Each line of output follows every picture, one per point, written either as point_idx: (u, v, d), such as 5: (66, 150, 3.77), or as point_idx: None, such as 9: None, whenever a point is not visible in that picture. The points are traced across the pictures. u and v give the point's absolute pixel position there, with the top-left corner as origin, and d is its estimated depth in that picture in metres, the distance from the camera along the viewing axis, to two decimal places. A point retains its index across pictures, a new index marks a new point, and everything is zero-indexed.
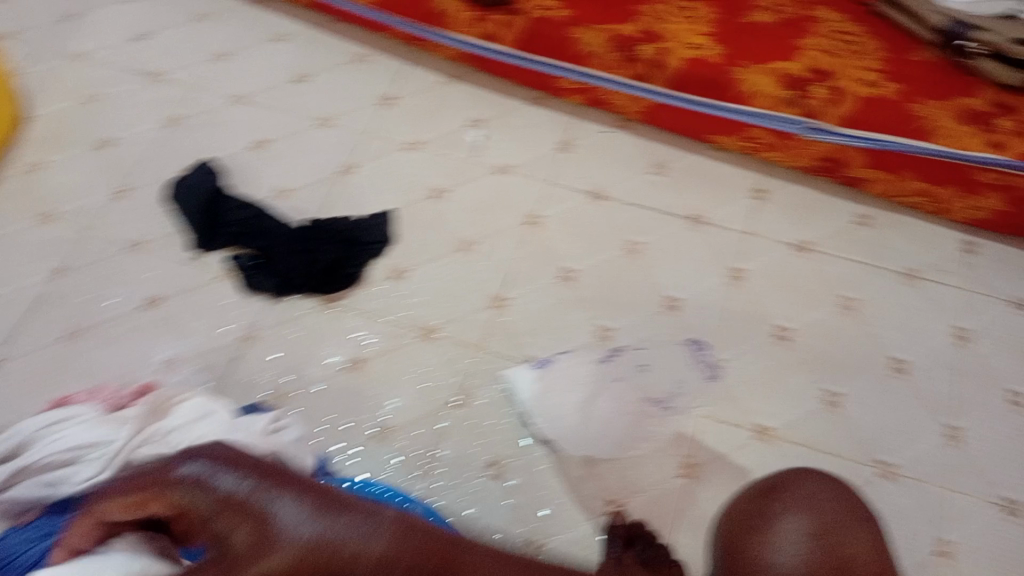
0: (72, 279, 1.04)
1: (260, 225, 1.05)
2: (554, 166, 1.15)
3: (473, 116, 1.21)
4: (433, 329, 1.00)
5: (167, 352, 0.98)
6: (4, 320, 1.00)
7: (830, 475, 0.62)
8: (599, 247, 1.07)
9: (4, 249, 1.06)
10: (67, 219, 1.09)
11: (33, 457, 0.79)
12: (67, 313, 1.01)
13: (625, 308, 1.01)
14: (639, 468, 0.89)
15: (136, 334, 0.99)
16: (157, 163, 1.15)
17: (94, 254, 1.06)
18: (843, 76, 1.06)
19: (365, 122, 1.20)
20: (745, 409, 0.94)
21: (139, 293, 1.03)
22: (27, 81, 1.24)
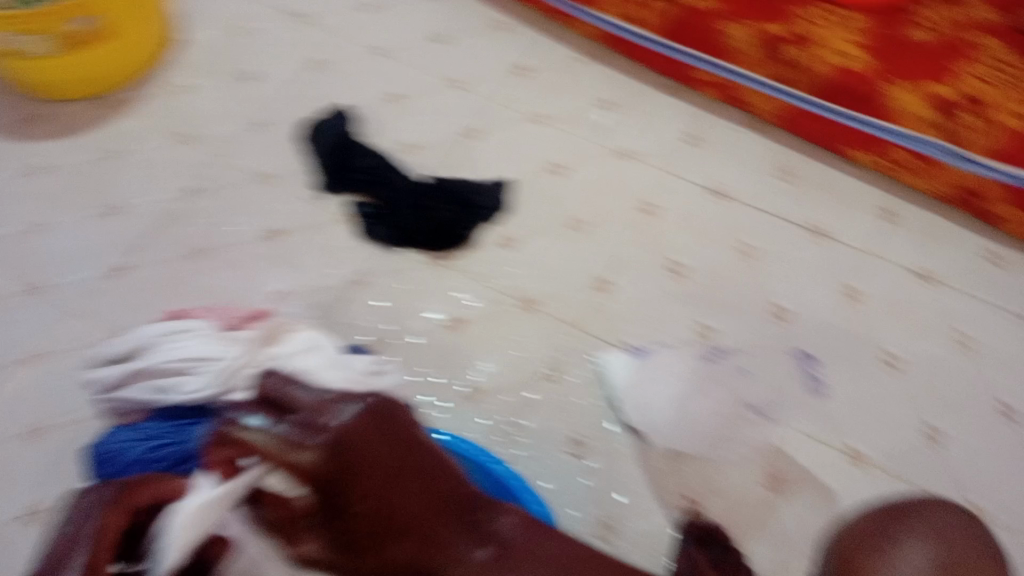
0: (198, 201, 1.09)
1: (386, 175, 1.08)
2: (676, 158, 1.14)
3: (600, 97, 1.20)
4: (533, 301, 1.00)
5: (276, 284, 1.01)
6: (132, 233, 1.06)
7: (968, 513, 0.62)
8: (712, 247, 1.05)
9: (140, 164, 1.12)
10: (201, 144, 1.14)
11: (146, 365, 0.84)
12: (190, 232, 1.06)
13: (730, 310, 0.99)
14: (721, 470, 0.88)
15: (249, 263, 1.03)
16: (290, 102, 1.19)
17: (220, 181, 1.11)
18: (1005, 103, 0.97)
19: (493, 89, 1.20)
20: (841, 430, 0.91)
21: (257, 223, 1.07)
22: (181, 10, 1.30)
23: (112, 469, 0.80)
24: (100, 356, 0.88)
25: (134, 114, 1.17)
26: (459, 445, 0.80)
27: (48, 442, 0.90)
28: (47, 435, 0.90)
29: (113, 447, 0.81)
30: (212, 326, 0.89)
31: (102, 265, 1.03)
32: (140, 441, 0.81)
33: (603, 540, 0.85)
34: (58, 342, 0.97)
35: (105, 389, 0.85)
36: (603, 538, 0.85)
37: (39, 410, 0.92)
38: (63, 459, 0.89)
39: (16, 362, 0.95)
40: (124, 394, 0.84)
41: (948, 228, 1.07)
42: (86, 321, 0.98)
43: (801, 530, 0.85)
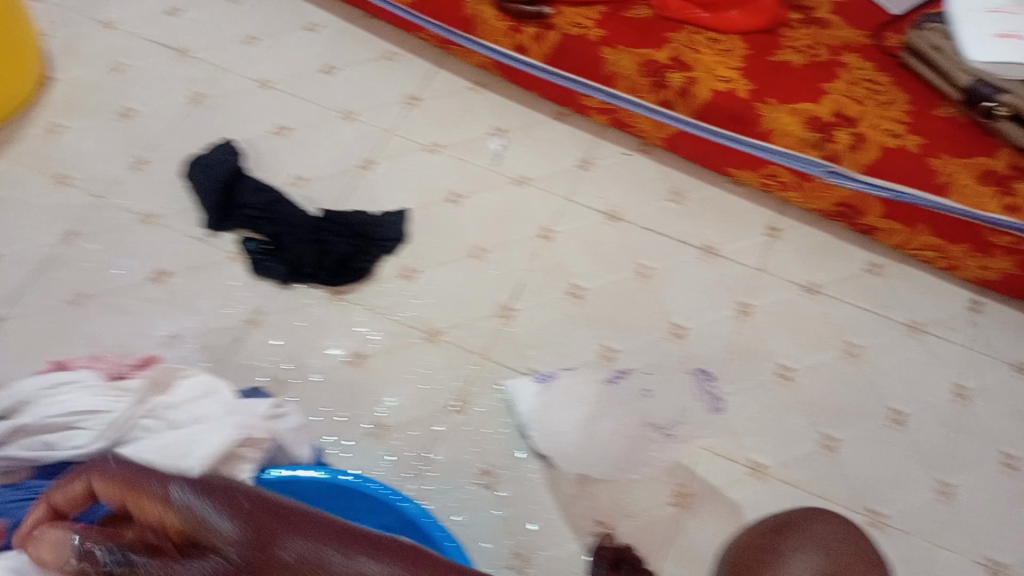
0: (82, 244, 1.04)
1: (275, 210, 1.05)
2: (573, 183, 1.15)
3: (496, 124, 1.21)
4: (439, 332, 1.00)
5: (167, 326, 0.98)
6: (10, 280, 1.00)
7: (844, 518, 0.66)
8: (610, 270, 1.07)
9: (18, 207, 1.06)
10: (82, 184, 1.09)
11: (29, 421, 0.78)
12: (73, 278, 1.01)
13: (631, 332, 1.01)
14: (631, 492, 0.89)
15: (139, 306, 0.99)
16: (178, 138, 1.15)
17: (105, 223, 1.06)
18: (872, 125, 1.06)
19: (388, 119, 1.20)
20: (742, 444, 0.94)
21: (144, 266, 1.02)
22: (54, 44, 1.24)
23: None
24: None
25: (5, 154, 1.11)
26: (371, 489, 0.78)
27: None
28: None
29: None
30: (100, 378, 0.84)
31: None
32: (26, 500, 0.75)
33: (519, 570, 0.85)
34: None
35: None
36: (518, 567, 0.85)
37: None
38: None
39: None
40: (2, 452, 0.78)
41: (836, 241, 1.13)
42: None
43: (712, 544, 0.87)
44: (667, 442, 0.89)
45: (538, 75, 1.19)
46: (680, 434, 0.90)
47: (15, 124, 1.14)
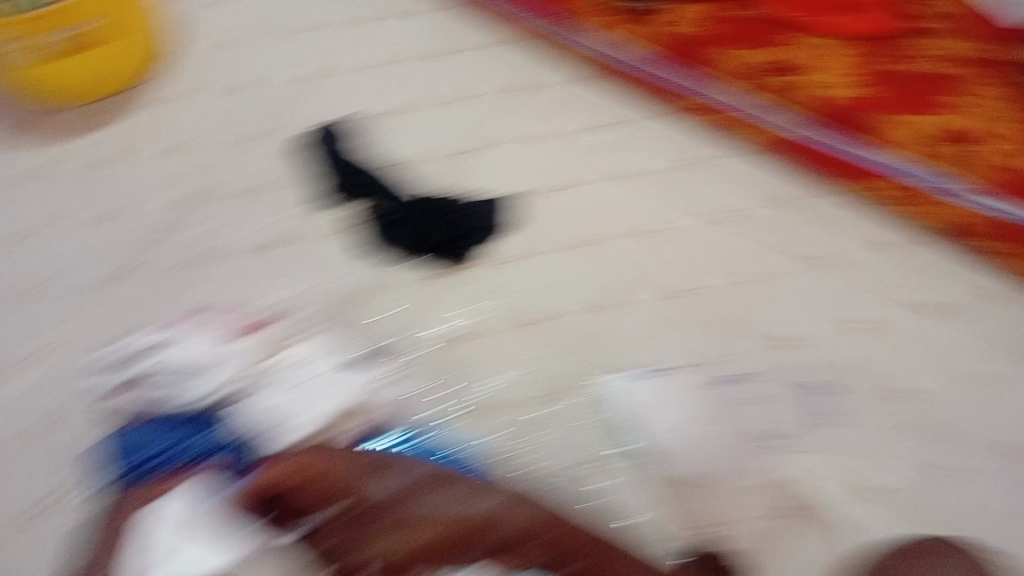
0: (189, 213, 1.09)
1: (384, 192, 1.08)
2: (666, 184, 1.11)
3: (591, 121, 1.18)
4: (533, 321, 1.00)
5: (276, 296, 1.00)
6: (118, 245, 1.06)
7: None
8: (703, 273, 1.02)
9: (116, 178, 1.13)
10: (194, 157, 1.14)
11: (155, 367, 0.86)
12: (178, 244, 1.06)
13: (721, 337, 0.97)
14: (717, 499, 0.85)
15: (244, 273, 1.02)
16: (301, 114, 1.19)
17: (214, 195, 1.11)
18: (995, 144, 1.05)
19: (488, 112, 1.20)
20: (842, 465, 0.88)
21: (255, 237, 1.06)
22: (198, 29, 1.34)
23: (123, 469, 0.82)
24: (116, 355, 0.91)
25: (117, 129, 1.19)
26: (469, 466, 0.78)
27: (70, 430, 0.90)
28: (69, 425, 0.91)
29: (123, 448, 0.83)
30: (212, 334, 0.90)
31: (96, 275, 1.03)
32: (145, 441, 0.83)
33: None
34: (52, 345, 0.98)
35: (113, 390, 0.87)
36: None
37: (54, 401, 0.93)
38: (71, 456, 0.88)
39: (35, 354, 0.97)
40: (123, 399, 0.86)
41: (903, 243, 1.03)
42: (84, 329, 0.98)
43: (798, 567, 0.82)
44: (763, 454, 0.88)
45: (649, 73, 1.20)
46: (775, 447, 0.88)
47: (125, 100, 1.23)
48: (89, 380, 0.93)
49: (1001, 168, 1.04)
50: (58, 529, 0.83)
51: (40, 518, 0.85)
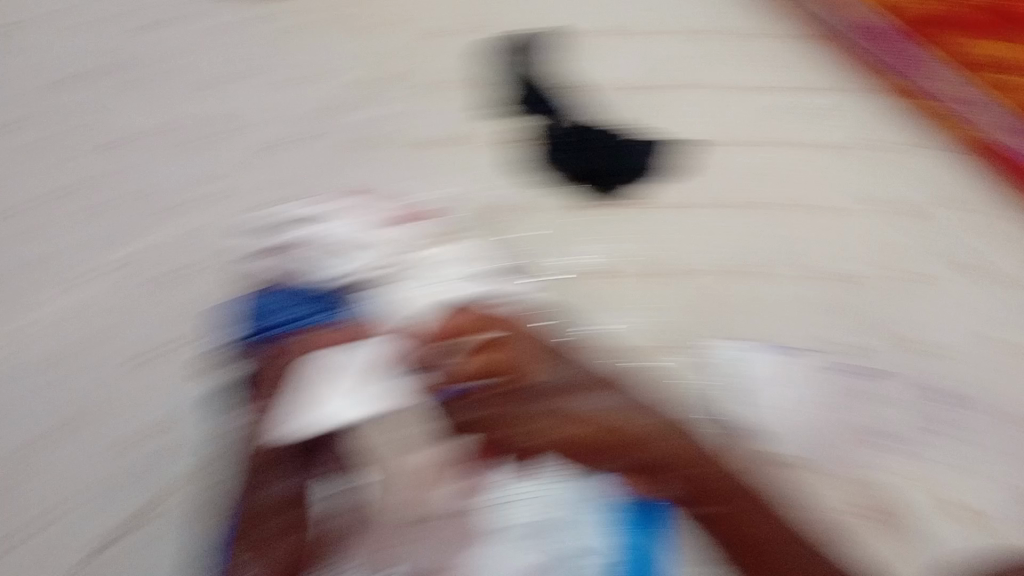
0: (376, 95, 1.07)
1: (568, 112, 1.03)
2: (881, 172, 1.00)
3: (799, 90, 1.09)
4: (695, 273, 0.94)
5: (440, 196, 0.97)
6: (300, 107, 1.06)
7: None
8: (884, 265, 0.93)
9: (367, 54, 1.12)
10: (388, 37, 1.14)
11: (314, 237, 0.83)
12: (352, 126, 1.04)
13: (891, 331, 0.90)
14: (842, 488, 0.79)
15: (411, 165, 1.01)
16: (485, 23, 1.15)
17: (404, 78, 1.09)
18: None
19: (690, 57, 1.13)
20: (967, 482, 0.81)
21: (440, 129, 1.04)
22: None
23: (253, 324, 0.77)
24: (279, 227, 0.89)
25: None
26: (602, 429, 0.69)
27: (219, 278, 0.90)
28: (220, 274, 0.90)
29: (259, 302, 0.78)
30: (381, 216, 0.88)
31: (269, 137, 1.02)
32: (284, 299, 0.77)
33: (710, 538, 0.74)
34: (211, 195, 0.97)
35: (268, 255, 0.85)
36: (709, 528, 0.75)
37: (185, 253, 0.92)
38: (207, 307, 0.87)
39: (208, 201, 0.96)
40: (282, 255, 0.83)
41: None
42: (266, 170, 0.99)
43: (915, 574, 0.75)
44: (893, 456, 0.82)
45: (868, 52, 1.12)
46: (912, 453, 0.82)
47: None
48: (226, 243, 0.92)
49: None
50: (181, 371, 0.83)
51: (149, 362, 0.84)
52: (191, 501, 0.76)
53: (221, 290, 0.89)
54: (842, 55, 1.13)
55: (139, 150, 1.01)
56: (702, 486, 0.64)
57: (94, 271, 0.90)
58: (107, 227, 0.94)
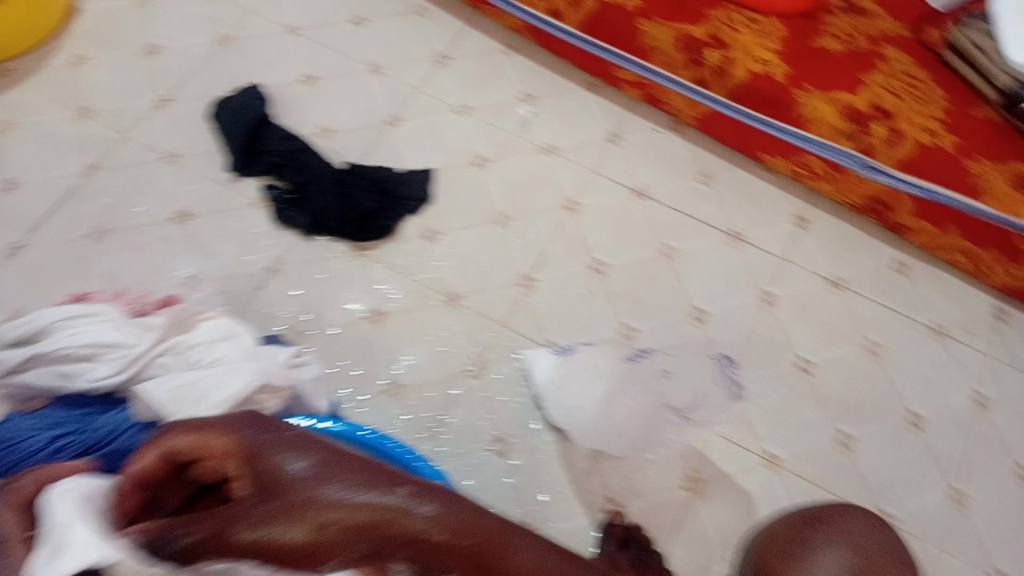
0: (99, 181, 0.94)
1: (300, 159, 0.95)
2: (602, 157, 1.04)
3: (524, 89, 1.08)
4: (458, 296, 0.92)
5: (189, 268, 0.90)
6: (25, 213, 0.91)
7: (874, 513, 0.60)
8: (634, 247, 0.98)
9: (36, 139, 0.96)
10: (103, 118, 0.99)
11: (50, 350, 0.79)
12: (90, 213, 0.92)
13: (654, 309, 0.94)
14: (643, 472, 0.85)
15: (156, 245, 0.91)
16: (200, 80, 1.03)
17: (126, 160, 0.96)
18: (911, 119, 0.94)
19: (413, 74, 1.06)
20: (757, 433, 0.89)
21: (165, 207, 0.94)
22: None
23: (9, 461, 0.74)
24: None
25: (31, 84, 1.00)
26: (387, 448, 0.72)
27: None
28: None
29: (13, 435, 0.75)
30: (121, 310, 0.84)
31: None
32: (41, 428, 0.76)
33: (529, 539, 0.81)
34: None
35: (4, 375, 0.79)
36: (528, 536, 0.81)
37: None
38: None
39: None
40: (24, 381, 0.79)
41: (806, 210, 1.05)
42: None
43: (721, 532, 0.83)
44: (687, 427, 0.88)
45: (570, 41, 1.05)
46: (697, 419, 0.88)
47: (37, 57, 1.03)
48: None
49: (912, 142, 0.94)
50: None
51: None
52: None
53: None
54: (546, 48, 1.10)
55: None
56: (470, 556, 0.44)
57: None
58: None
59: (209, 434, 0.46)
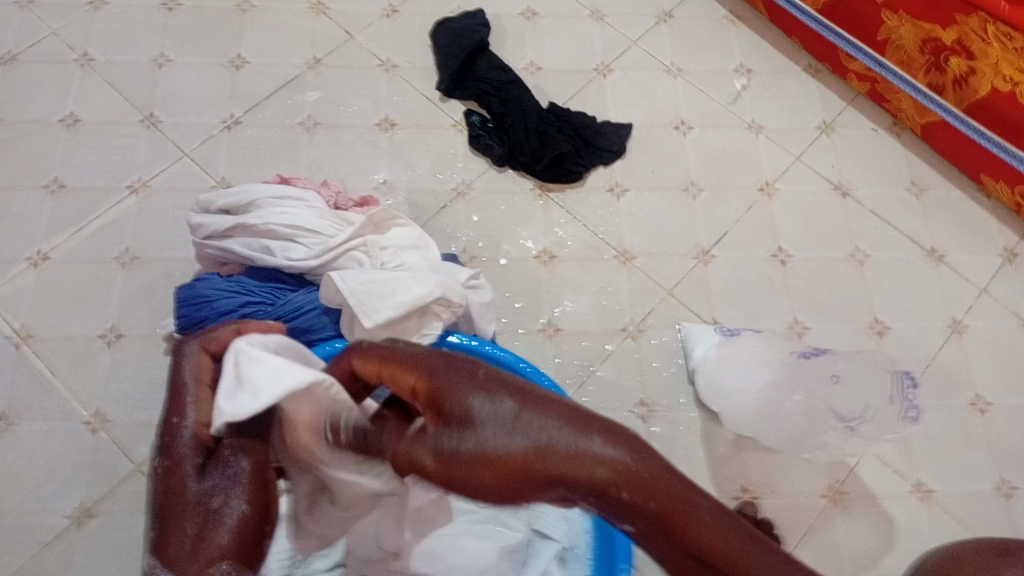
0: (327, 75, 0.96)
1: (510, 92, 0.93)
2: (813, 147, 0.99)
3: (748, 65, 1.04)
4: (633, 255, 0.91)
5: (387, 175, 0.92)
6: (253, 90, 0.95)
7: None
8: (826, 245, 0.94)
9: (273, 29, 0.98)
10: (339, 19, 1.00)
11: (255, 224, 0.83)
12: (309, 103, 0.94)
13: (832, 311, 0.90)
14: (785, 470, 0.83)
15: (364, 149, 0.93)
16: None
17: (347, 60, 0.97)
18: None
19: (640, 27, 1.03)
20: (915, 462, 0.85)
21: (378, 110, 0.95)
22: None
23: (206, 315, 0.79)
24: (205, 205, 0.84)
25: None
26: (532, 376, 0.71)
27: (132, 260, 0.84)
28: (136, 255, 0.84)
29: (213, 293, 0.80)
30: (324, 201, 0.88)
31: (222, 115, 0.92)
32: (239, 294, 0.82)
33: None
34: (171, 181, 0.88)
35: (206, 236, 0.83)
36: None
37: (116, 240, 0.84)
38: (126, 288, 0.82)
39: (106, 188, 0.87)
40: (226, 245, 0.83)
41: None
42: (197, 169, 0.89)
43: (854, 549, 0.80)
44: (849, 437, 0.78)
45: (804, 21, 1.00)
46: (866, 432, 0.78)
47: None
48: (135, 223, 0.86)
49: None
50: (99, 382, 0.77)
51: (95, 358, 0.78)
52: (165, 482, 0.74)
53: (154, 273, 0.83)
54: (785, 34, 1.06)
55: (39, 130, 0.89)
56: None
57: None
58: (4, 236, 0.83)
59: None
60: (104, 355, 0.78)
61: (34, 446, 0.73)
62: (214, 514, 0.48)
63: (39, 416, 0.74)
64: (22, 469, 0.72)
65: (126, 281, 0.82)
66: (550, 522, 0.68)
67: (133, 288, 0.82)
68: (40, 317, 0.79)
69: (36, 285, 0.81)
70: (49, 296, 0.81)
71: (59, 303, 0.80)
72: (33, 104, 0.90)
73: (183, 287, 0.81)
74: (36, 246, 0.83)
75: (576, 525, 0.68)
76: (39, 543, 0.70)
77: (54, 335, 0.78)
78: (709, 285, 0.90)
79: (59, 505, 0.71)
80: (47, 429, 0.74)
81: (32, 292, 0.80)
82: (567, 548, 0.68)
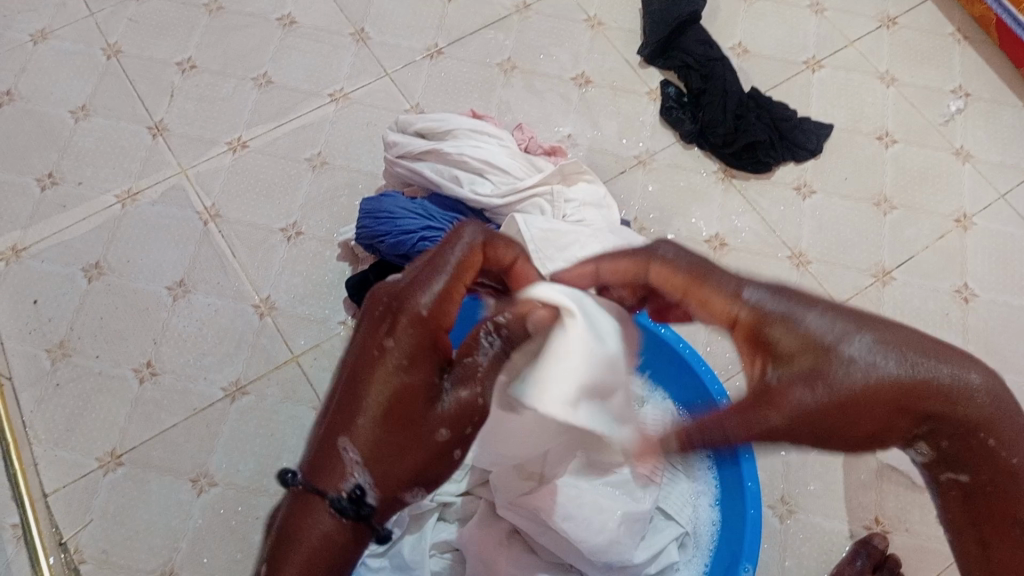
0: (535, 20, 0.97)
1: (713, 68, 0.91)
2: (1019, 184, 0.92)
3: (964, 85, 0.97)
4: (805, 258, 0.86)
5: (571, 128, 0.91)
6: (461, 25, 0.96)
7: None
8: (1014, 289, 0.86)
9: None
10: None
11: (452, 152, 0.76)
12: (511, 45, 0.96)
13: (1006, 359, 0.83)
14: (920, 510, 0.76)
15: (555, 100, 0.93)
16: None
17: (559, 10, 0.98)
18: None
19: (856, 29, 1.00)
20: None
21: (575, 64, 0.95)
22: None
23: (386, 229, 0.73)
24: (404, 127, 0.79)
25: None
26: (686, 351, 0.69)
27: (330, 180, 0.87)
28: (331, 172, 0.88)
29: (397, 210, 0.74)
30: (516, 145, 0.80)
31: (427, 42, 0.95)
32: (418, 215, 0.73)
33: (778, 514, 0.76)
34: (368, 96, 0.92)
35: (398, 156, 0.77)
36: (778, 512, 0.76)
37: (312, 142, 0.89)
38: (322, 209, 0.86)
39: (313, 94, 0.91)
40: (415, 167, 0.76)
41: None
42: (397, 91, 0.92)
43: None
44: None
45: None
46: None
47: None
48: (346, 137, 0.90)
49: None
50: (283, 271, 0.82)
51: (286, 253, 0.83)
52: (320, 386, 0.78)
53: (349, 193, 0.87)
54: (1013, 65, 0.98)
55: (256, 27, 0.94)
56: (964, 422, 0.35)
57: (198, 145, 0.88)
58: (215, 117, 0.90)
59: (715, 296, 0.39)
60: (281, 249, 0.83)
61: (218, 311, 0.80)
62: (450, 421, 0.37)
63: (221, 287, 0.81)
64: (200, 329, 0.79)
65: (320, 179, 0.87)
66: (676, 505, 0.69)
67: (326, 196, 0.86)
68: (247, 224, 0.84)
69: (231, 169, 0.87)
70: (241, 182, 0.87)
71: (263, 210, 0.85)
72: (243, 59, 0.93)
73: (367, 201, 0.76)
74: (236, 133, 0.89)
75: (702, 513, 0.70)
76: (176, 503, 0.73)
77: (251, 234, 0.84)
78: (883, 305, 0.85)
79: (219, 376, 0.78)
80: (241, 321, 0.80)
81: (247, 176, 0.87)
82: (689, 534, 0.69)
